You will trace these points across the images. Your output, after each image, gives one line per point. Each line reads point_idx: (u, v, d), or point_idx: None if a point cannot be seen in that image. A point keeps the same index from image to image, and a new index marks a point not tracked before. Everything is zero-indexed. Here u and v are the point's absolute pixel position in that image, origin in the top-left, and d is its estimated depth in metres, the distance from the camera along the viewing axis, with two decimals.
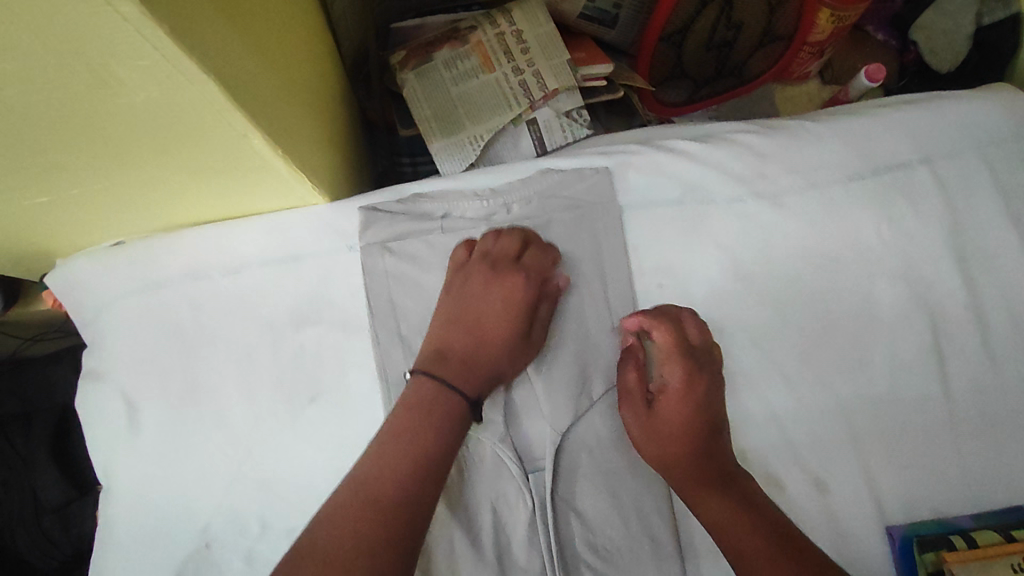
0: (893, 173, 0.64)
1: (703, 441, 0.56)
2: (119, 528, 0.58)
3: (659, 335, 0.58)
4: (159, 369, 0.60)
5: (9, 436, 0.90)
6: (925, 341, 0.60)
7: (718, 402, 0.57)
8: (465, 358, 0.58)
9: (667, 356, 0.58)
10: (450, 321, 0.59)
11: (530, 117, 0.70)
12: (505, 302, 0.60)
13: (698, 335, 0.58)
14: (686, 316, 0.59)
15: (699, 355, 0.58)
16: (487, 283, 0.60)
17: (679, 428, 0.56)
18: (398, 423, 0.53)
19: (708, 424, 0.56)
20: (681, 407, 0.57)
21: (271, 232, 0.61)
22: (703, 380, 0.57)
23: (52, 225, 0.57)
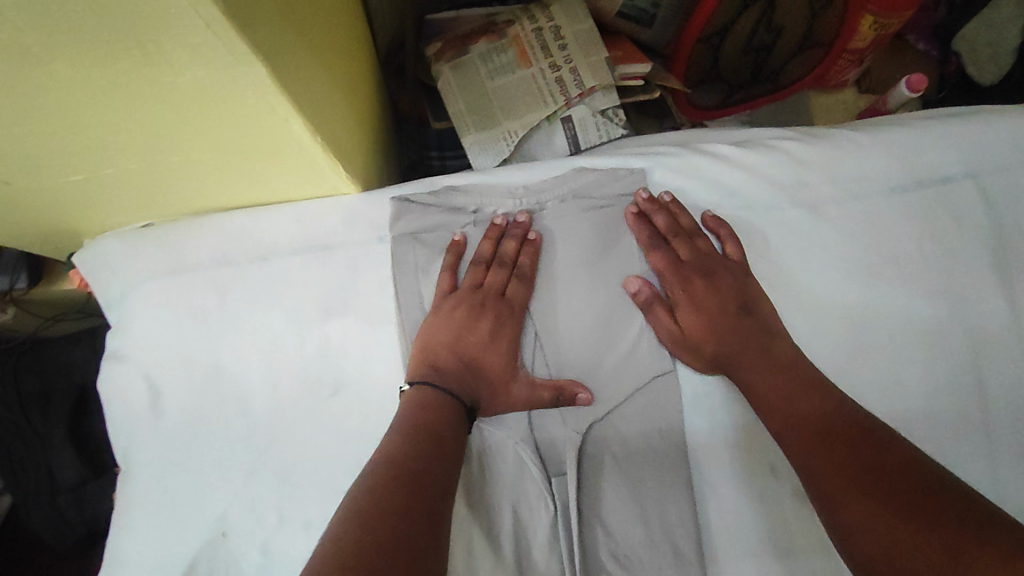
0: (938, 187, 0.62)
1: (732, 333, 0.57)
2: (136, 511, 0.58)
3: (654, 255, 0.60)
4: (183, 353, 0.60)
5: (26, 414, 0.89)
6: (965, 361, 0.59)
7: (730, 291, 0.58)
8: (457, 375, 0.57)
9: (669, 275, 0.60)
10: (444, 336, 0.58)
11: (566, 115, 0.69)
12: (501, 306, 0.59)
13: (687, 243, 0.60)
14: (669, 231, 0.61)
15: (694, 262, 0.60)
16: (484, 287, 0.59)
17: (707, 333, 0.58)
18: (406, 421, 0.52)
19: (727, 317, 0.58)
20: (696, 316, 0.58)
21: (301, 220, 0.61)
22: (703, 284, 0.59)
23: (85, 203, 0.56)
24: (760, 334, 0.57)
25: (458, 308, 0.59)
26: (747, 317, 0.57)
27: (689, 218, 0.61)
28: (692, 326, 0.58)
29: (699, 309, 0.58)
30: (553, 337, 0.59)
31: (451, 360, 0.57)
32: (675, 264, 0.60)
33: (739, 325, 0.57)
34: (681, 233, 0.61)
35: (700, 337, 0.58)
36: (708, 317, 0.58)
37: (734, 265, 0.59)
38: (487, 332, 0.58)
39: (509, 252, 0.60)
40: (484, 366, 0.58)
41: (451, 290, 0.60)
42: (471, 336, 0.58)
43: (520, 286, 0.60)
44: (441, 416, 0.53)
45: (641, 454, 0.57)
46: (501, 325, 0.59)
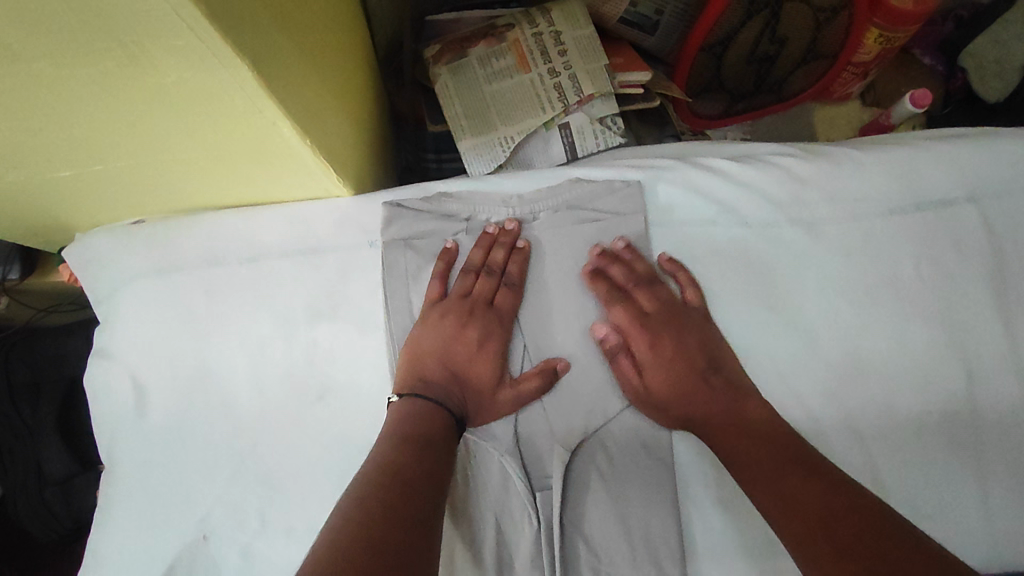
0: (937, 209, 0.61)
1: (697, 393, 0.55)
2: (117, 511, 0.57)
3: (616, 310, 0.58)
4: (169, 353, 0.59)
5: (16, 403, 0.90)
6: (959, 387, 0.58)
7: (695, 347, 0.57)
8: (444, 384, 0.56)
9: (633, 328, 0.58)
10: (431, 346, 0.57)
11: (564, 122, 0.68)
12: (488, 316, 0.58)
13: (650, 293, 0.59)
14: (627, 283, 0.59)
15: (658, 314, 0.59)
16: (471, 296, 0.59)
17: (672, 393, 0.56)
18: (395, 431, 0.51)
19: (693, 375, 0.56)
20: (662, 372, 0.57)
21: (292, 222, 0.60)
22: (669, 337, 0.58)
23: (73, 199, 0.56)
24: (726, 391, 0.55)
25: (446, 317, 0.58)
26: (713, 374, 0.56)
27: (645, 263, 0.60)
28: (656, 381, 0.57)
29: (665, 368, 0.57)
30: (543, 348, 0.59)
31: (439, 369, 0.57)
32: (637, 319, 0.59)
33: (704, 382, 0.56)
34: (641, 281, 0.59)
35: (666, 395, 0.56)
36: (673, 373, 0.57)
37: (699, 312, 0.58)
38: (474, 341, 0.58)
39: (498, 261, 0.59)
40: (471, 375, 0.57)
41: (440, 298, 0.60)
42: (458, 345, 0.57)
43: (509, 294, 0.59)
44: (429, 426, 0.52)
45: (627, 470, 0.56)
46: (489, 334, 0.58)
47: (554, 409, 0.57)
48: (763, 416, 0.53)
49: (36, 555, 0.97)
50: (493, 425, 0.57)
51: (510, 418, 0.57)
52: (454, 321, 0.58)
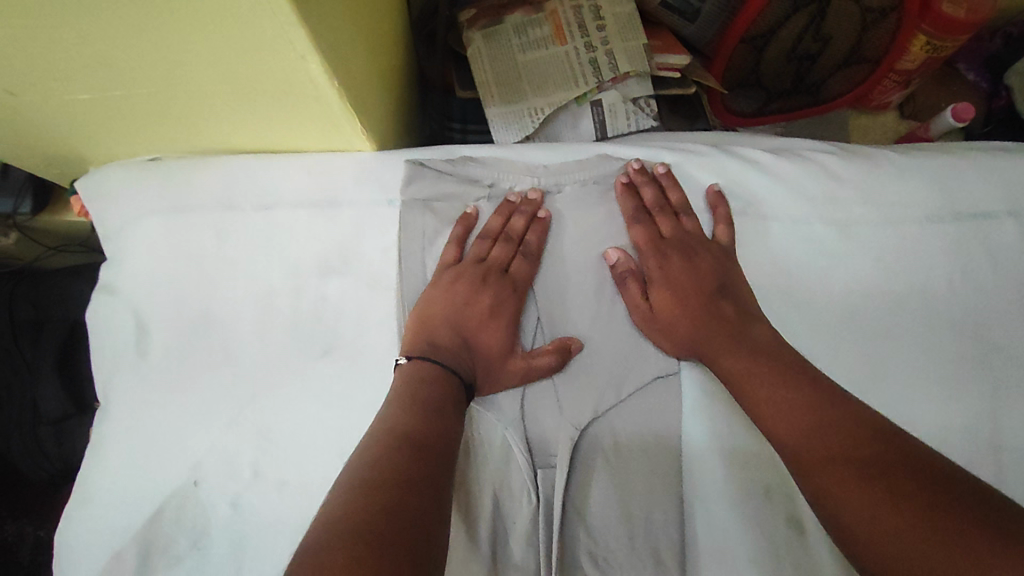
0: (976, 221, 0.59)
1: (702, 315, 0.54)
2: (109, 449, 0.56)
3: (635, 227, 0.58)
4: (175, 295, 0.58)
5: (18, 340, 0.90)
6: (982, 405, 0.56)
7: (708, 271, 0.56)
8: (452, 348, 0.55)
9: (647, 248, 0.58)
10: (442, 309, 0.56)
11: (596, 98, 0.66)
12: (501, 284, 0.57)
13: (672, 221, 0.59)
14: (654, 205, 0.59)
15: (674, 238, 0.58)
16: (486, 263, 0.57)
17: (678, 315, 0.55)
18: (403, 393, 0.50)
19: (702, 298, 0.55)
20: (670, 293, 0.56)
21: (311, 171, 0.59)
22: (679, 260, 0.57)
23: (92, 127, 0.55)
24: (738, 319, 0.53)
25: (459, 281, 0.57)
26: (722, 299, 0.55)
27: (680, 193, 0.60)
28: (664, 300, 0.56)
29: (673, 288, 0.56)
30: (556, 324, 0.57)
31: (448, 333, 0.55)
32: (655, 239, 0.58)
33: (714, 307, 0.54)
34: (666, 208, 0.59)
35: (672, 317, 0.55)
36: (682, 295, 0.56)
37: (717, 242, 0.58)
38: (486, 308, 0.56)
39: (517, 229, 0.58)
40: (480, 342, 0.56)
41: (455, 262, 0.58)
42: (470, 309, 0.56)
43: (524, 263, 0.58)
44: (436, 388, 0.51)
45: (632, 457, 0.55)
46: (502, 301, 0.57)
47: (563, 387, 0.56)
48: (771, 340, 0.52)
49: (25, 494, 0.96)
50: (498, 397, 0.55)
51: (518, 390, 0.55)
52: (465, 287, 0.56)
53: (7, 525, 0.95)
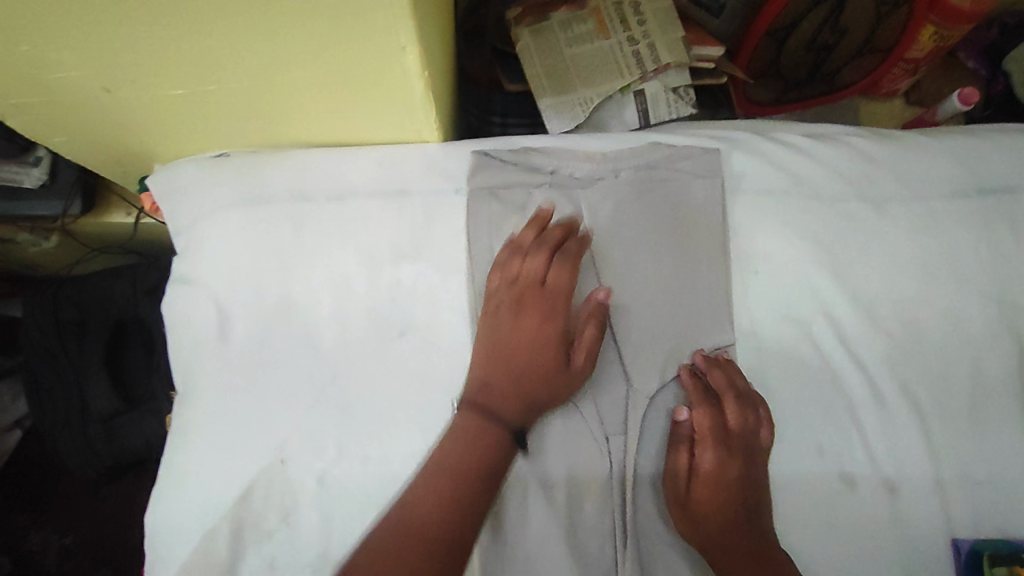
0: (998, 196, 0.64)
1: (733, 520, 0.53)
2: (195, 432, 0.59)
3: (700, 412, 0.56)
4: (254, 282, 0.61)
5: (64, 341, 0.92)
6: (1011, 362, 0.61)
7: (752, 485, 0.55)
8: (502, 380, 0.55)
9: (708, 438, 0.56)
10: (489, 343, 0.57)
11: (639, 89, 0.70)
12: (543, 308, 0.57)
13: (741, 413, 0.56)
14: (726, 392, 0.57)
15: (740, 437, 0.56)
16: (523, 291, 0.57)
17: (710, 509, 0.54)
18: (461, 429, 0.53)
19: (744, 508, 0.54)
20: (719, 489, 0.54)
21: (380, 163, 0.62)
22: (739, 466, 0.55)
23: (175, 121, 0.59)
24: (759, 539, 0.53)
25: (501, 307, 0.58)
26: (753, 517, 0.54)
27: (746, 382, 0.58)
28: (704, 487, 0.54)
29: (723, 486, 0.54)
30: (620, 302, 0.61)
31: (499, 363, 0.56)
32: (718, 432, 0.56)
33: (746, 524, 0.53)
34: (739, 398, 0.56)
35: (709, 512, 0.54)
36: (728, 495, 0.54)
37: (762, 453, 0.56)
38: (532, 330, 0.56)
39: (552, 241, 0.58)
40: (530, 364, 0.56)
41: (497, 290, 0.59)
42: (518, 333, 0.56)
43: (561, 271, 0.58)
44: (490, 433, 0.53)
45: None
46: (546, 313, 0.57)
47: (627, 359, 0.60)
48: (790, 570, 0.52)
49: (79, 489, 1.05)
50: None
51: None
52: (502, 321, 0.57)
53: (69, 524, 1.03)
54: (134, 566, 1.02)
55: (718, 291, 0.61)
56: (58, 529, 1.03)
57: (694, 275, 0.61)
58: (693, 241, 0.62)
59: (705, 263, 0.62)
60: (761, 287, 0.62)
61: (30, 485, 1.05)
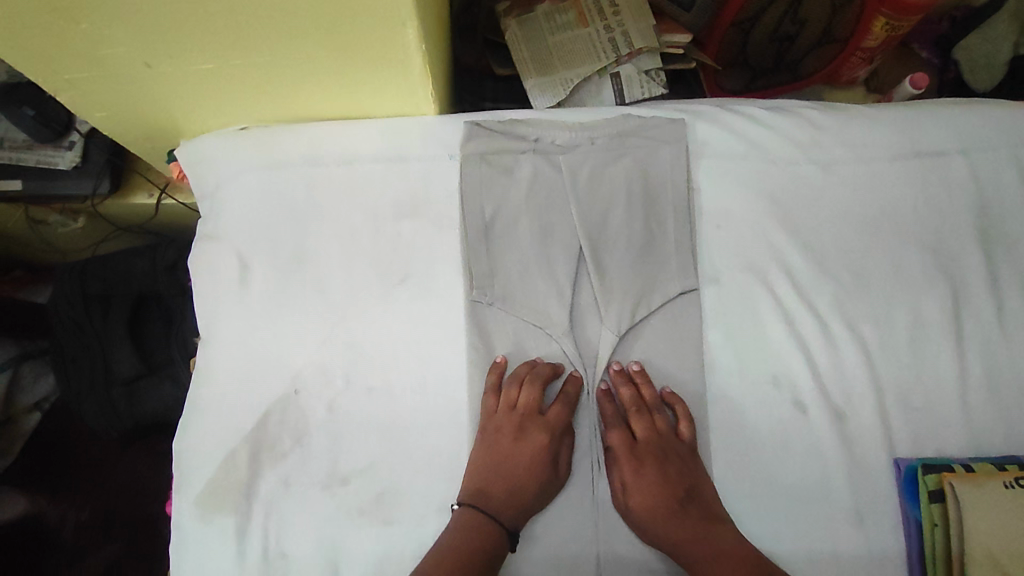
0: (932, 159, 0.71)
1: (670, 510, 0.61)
2: (217, 368, 0.66)
3: (614, 433, 0.65)
4: (272, 236, 0.68)
5: (89, 312, 1.00)
6: (947, 302, 0.68)
7: (679, 478, 0.63)
8: (502, 507, 0.61)
9: (623, 455, 0.64)
10: (486, 461, 0.62)
11: (614, 71, 0.79)
12: (537, 447, 0.63)
13: (646, 421, 0.64)
14: (631, 406, 0.65)
15: (649, 442, 0.64)
16: (519, 434, 0.63)
17: (650, 513, 0.61)
18: (462, 526, 0.59)
19: (675, 502, 0.62)
20: (645, 494, 0.62)
21: (383, 132, 0.70)
22: (655, 467, 0.63)
23: (203, 96, 0.67)
24: (703, 520, 0.61)
25: (499, 433, 0.63)
26: (690, 504, 0.62)
27: (653, 391, 0.65)
28: (637, 499, 0.62)
29: (647, 490, 0.62)
30: (597, 253, 0.68)
31: (492, 483, 0.61)
32: (630, 445, 0.64)
33: (684, 511, 0.61)
34: (642, 408, 0.65)
35: (647, 517, 0.61)
36: (656, 497, 0.62)
37: (681, 447, 0.64)
38: (526, 467, 0.62)
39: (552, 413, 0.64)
40: (524, 488, 0.62)
41: (494, 411, 0.64)
42: (512, 466, 0.62)
43: (562, 410, 0.64)
44: (486, 534, 0.59)
45: (661, 355, 0.67)
46: (542, 445, 0.63)
47: (602, 303, 0.67)
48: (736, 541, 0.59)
49: (95, 462, 1.13)
50: (551, 312, 0.67)
51: (566, 305, 0.67)
52: (500, 454, 0.63)
53: (84, 497, 1.11)
54: (145, 536, 1.09)
55: (684, 244, 0.69)
56: (72, 507, 1.10)
57: (661, 230, 0.69)
58: (661, 201, 0.70)
59: (674, 218, 0.69)
60: (723, 240, 0.70)
61: (45, 461, 1.12)
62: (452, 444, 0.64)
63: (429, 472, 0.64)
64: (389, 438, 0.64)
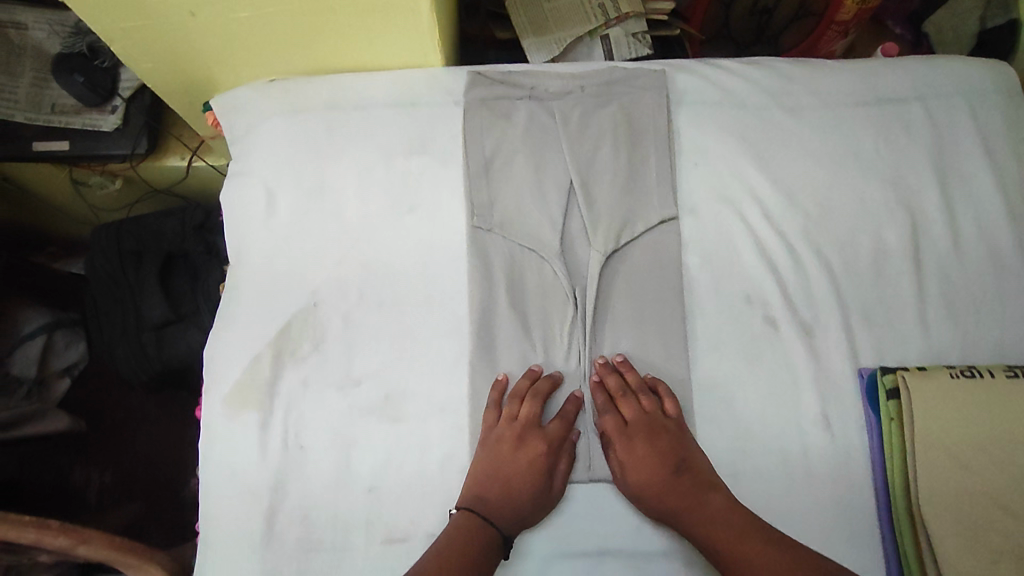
0: (891, 105, 0.78)
1: (662, 481, 0.65)
2: (246, 285, 0.74)
3: (605, 418, 0.69)
4: (296, 171, 0.77)
5: (124, 266, 1.09)
6: (905, 231, 0.75)
7: (670, 451, 0.66)
8: (498, 513, 0.64)
9: (616, 437, 0.68)
10: (485, 467, 0.66)
11: (604, 34, 0.87)
12: (533, 459, 0.67)
13: (633, 403, 0.69)
14: (619, 392, 0.69)
15: (638, 422, 0.68)
16: (518, 445, 0.67)
17: (646, 485, 0.65)
18: (460, 531, 0.62)
19: (668, 474, 0.65)
20: (641, 470, 0.66)
21: (396, 82, 0.79)
22: (646, 443, 0.67)
23: (238, 47, 0.76)
24: (696, 488, 0.64)
25: (501, 442, 0.67)
26: (683, 475, 0.65)
27: (636, 375, 0.70)
28: (635, 476, 0.66)
29: (642, 466, 0.66)
30: (586, 186, 0.75)
31: (489, 488, 0.65)
32: (622, 427, 0.69)
33: (677, 481, 0.65)
34: (628, 393, 0.69)
35: (646, 492, 0.65)
36: (650, 471, 0.65)
37: (670, 425, 0.68)
38: (522, 475, 0.66)
39: (554, 433, 0.68)
40: (520, 497, 0.65)
41: (495, 423, 0.68)
42: (511, 475, 0.66)
43: (560, 424, 0.68)
44: (483, 536, 0.62)
45: (645, 277, 0.74)
46: (539, 456, 0.67)
47: (591, 229, 0.74)
48: (734, 508, 0.62)
49: (119, 421, 1.22)
50: (542, 237, 0.74)
51: (558, 230, 0.74)
52: (499, 462, 0.66)
53: (105, 455, 1.19)
54: (159, 493, 1.17)
55: (665, 178, 0.76)
56: (97, 469, 1.18)
57: (644, 167, 0.76)
58: (645, 141, 0.77)
59: (656, 156, 0.76)
60: (701, 176, 0.77)
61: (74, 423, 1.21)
62: (454, 352, 0.71)
63: (432, 377, 0.71)
64: (397, 346, 0.72)
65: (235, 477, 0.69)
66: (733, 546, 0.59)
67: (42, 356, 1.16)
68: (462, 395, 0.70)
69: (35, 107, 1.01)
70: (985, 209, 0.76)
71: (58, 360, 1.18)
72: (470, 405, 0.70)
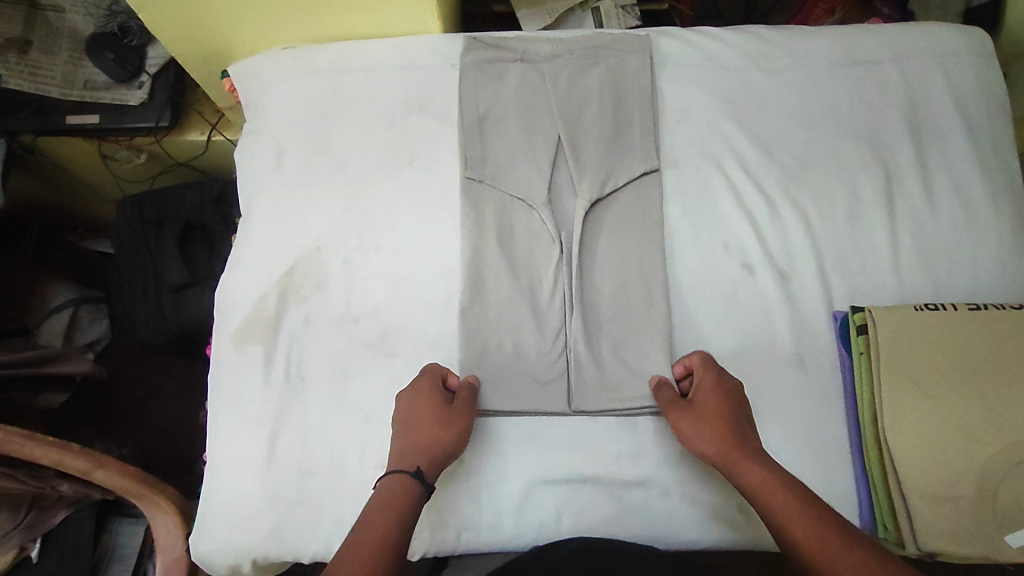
0: (867, 66, 0.82)
1: (732, 424, 0.63)
2: (255, 233, 0.80)
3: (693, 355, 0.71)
4: (303, 128, 0.83)
5: (145, 232, 1.16)
6: (880, 183, 0.78)
7: (742, 403, 0.65)
8: (409, 457, 0.62)
9: (700, 367, 0.69)
10: (400, 423, 0.65)
11: (595, 6, 0.93)
12: (433, 407, 0.66)
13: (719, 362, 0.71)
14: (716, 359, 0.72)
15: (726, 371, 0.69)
16: (418, 397, 0.67)
17: (715, 407, 0.64)
18: (378, 490, 0.59)
19: (740, 416, 0.64)
20: (716, 398, 0.65)
21: (397, 47, 0.85)
22: (728, 384, 0.67)
23: (252, 16, 0.82)
24: (757, 441, 0.62)
25: (405, 397, 0.67)
26: (750, 425, 0.64)
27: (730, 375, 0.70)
28: (703, 399, 0.65)
29: (718, 395, 0.65)
30: (573, 140, 0.80)
31: (402, 442, 0.64)
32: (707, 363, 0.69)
33: (744, 425, 0.63)
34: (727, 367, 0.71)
35: (711, 414, 0.64)
36: (724, 402, 0.65)
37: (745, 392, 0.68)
38: (430, 421, 0.65)
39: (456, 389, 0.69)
40: (430, 438, 0.64)
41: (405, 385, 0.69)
42: (413, 422, 0.65)
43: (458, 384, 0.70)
44: (397, 480, 0.59)
45: (628, 225, 0.78)
46: (428, 393, 0.67)
47: (577, 180, 0.78)
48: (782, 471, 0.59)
49: (137, 397, 1.28)
50: (531, 187, 0.79)
51: (546, 181, 0.79)
52: (407, 418, 0.65)
53: (125, 425, 1.26)
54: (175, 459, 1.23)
55: (648, 134, 0.80)
56: (117, 442, 1.24)
57: (628, 124, 0.81)
58: (629, 100, 0.82)
59: (640, 114, 0.81)
60: (683, 132, 0.81)
61: (95, 401, 1.27)
62: (446, 293, 0.76)
63: (425, 316, 0.75)
64: (395, 288, 0.76)
65: (240, 406, 0.74)
66: (790, 496, 0.56)
67: (67, 329, 1.22)
68: (454, 332, 0.75)
69: (70, 84, 1.09)
70: (957, 164, 0.79)
71: (83, 334, 1.24)
72: (460, 343, 0.74)
